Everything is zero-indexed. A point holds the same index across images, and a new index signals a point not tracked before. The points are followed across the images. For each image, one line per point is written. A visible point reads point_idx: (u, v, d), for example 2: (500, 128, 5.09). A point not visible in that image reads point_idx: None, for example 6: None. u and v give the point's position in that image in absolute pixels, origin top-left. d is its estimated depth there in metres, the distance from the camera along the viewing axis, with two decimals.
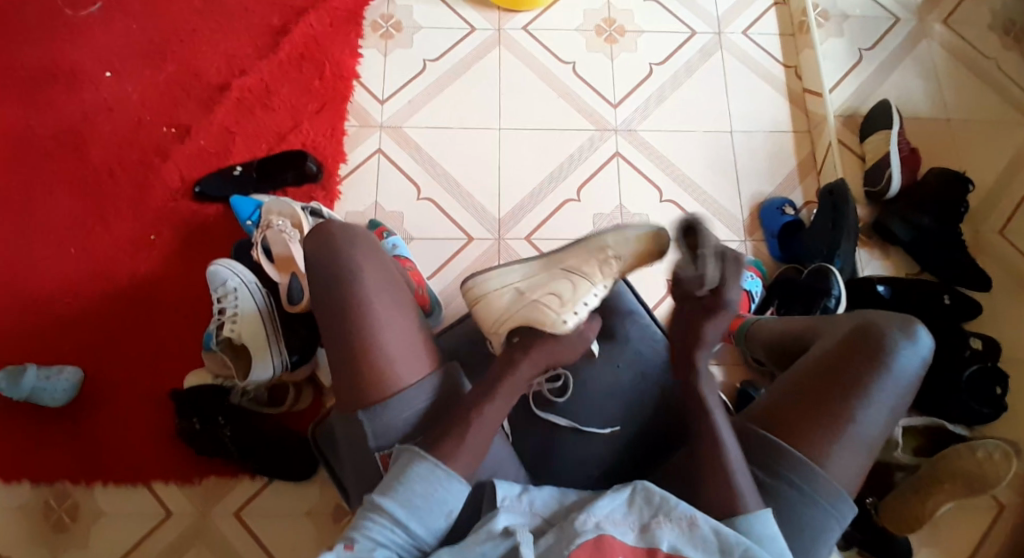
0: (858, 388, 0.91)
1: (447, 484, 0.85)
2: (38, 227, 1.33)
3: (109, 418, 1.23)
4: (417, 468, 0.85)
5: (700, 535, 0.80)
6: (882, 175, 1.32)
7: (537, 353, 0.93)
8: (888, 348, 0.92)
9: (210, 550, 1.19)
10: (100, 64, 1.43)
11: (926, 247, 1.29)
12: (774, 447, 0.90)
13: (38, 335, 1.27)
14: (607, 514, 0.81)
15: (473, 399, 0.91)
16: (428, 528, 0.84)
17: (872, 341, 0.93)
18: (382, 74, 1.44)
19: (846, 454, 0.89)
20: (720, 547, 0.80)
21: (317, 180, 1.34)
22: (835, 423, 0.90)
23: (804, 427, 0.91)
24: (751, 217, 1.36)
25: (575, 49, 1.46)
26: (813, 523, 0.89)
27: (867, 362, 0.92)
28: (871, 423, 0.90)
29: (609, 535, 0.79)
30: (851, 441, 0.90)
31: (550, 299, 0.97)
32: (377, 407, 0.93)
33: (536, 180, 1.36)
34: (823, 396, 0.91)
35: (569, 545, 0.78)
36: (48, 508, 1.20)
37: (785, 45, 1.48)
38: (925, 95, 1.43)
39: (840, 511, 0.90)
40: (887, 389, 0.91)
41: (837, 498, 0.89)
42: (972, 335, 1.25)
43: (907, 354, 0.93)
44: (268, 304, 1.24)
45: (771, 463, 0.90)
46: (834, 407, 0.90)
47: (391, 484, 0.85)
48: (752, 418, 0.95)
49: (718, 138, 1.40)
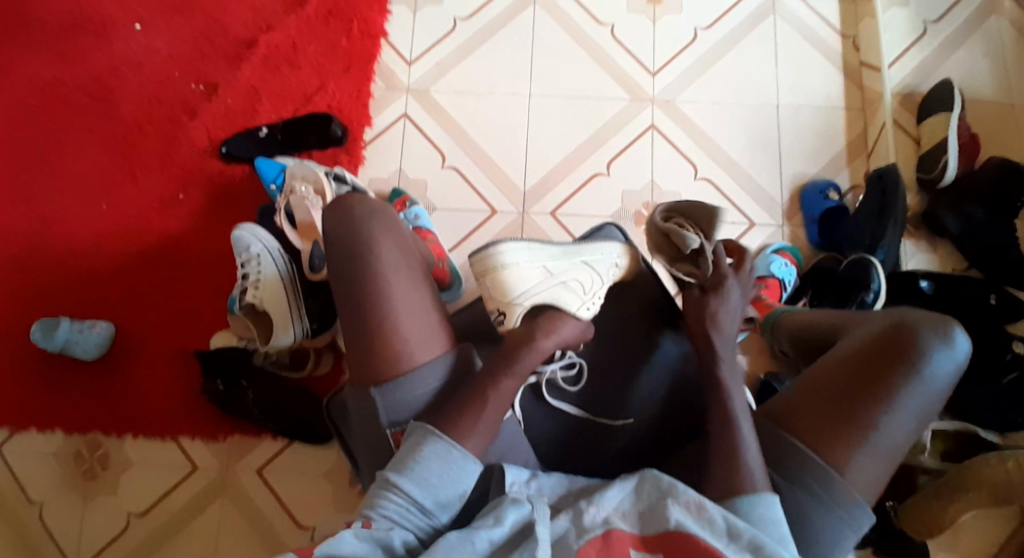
0: (884, 393, 0.85)
1: (461, 463, 0.86)
2: (70, 181, 1.34)
3: (137, 373, 1.27)
4: (433, 446, 0.86)
5: (708, 517, 0.78)
6: (937, 161, 1.23)
7: (518, 370, 0.92)
8: (920, 351, 0.86)
9: (232, 503, 1.23)
10: (129, 17, 1.41)
11: (979, 242, 1.21)
12: (791, 447, 0.86)
13: (71, 289, 1.30)
14: (616, 507, 0.80)
15: (487, 387, 0.91)
16: (441, 507, 0.84)
17: (902, 345, 0.87)
18: (411, 33, 1.38)
19: (867, 462, 0.85)
20: (728, 530, 0.78)
21: (342, 145, 1.32)
22: (857, 428, 0.85)
23: (826, 432, 0.86)
24: (792, 200, 1.29)
25: (615, 11, 1.38)
26: (824, 532, 0.85)
27: (898, 366, 0.86)
28: (897, 430, 0.85)
29: (617, 529, 0.78)
30: (873, 448, 0.85)
31: (572, 283, 1.05)
32: (389, 385, 0.93)
33: (565, 152, 1.31)
34: (849, 401, 0.86)
35: (577, 538, 0.78)
36: (81, 456, 1.25)
37: (844, 11, 1.37)
38: (992, 75, 1.31)
39: (857, 521, 0.85)
40: (916, 395, 0.85)
41: (854, 505, 0.84)
42: (1016, 338, 1.17)
43: (941, 360, 0.87)
44: (291, 271, 1.24)
45: (792, 467, 0.86)
46: (859, 411, 0.85)
47: (406, 463, 0.85)
48: (771, 414, 0.90)
49: (762, 113, 1.32)
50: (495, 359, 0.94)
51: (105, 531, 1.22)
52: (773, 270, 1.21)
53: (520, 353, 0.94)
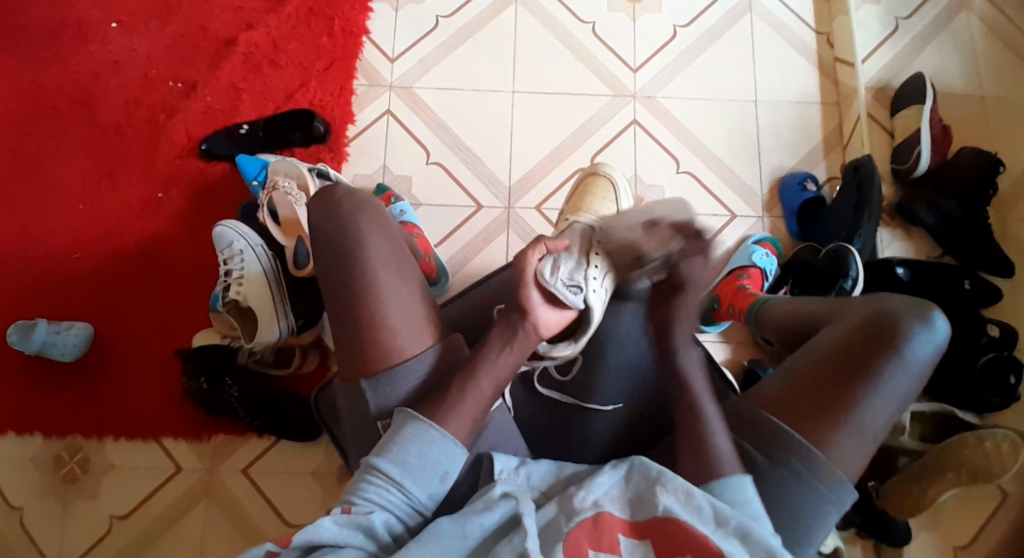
0: (867, 376, 0.84)
1: (441, 445, 0.82)
2: (46, 181, 1.32)
3: (116, 374, 1.25)
4: (411, 428, 0.83)
5: (696, 505, 0.77)
6: (910, 153, 1.27)
7: (518, 347, 0.88)
8: (901, 335, 0.86)
9: (218, 506, 1.21)
10: (107, 15, 1.40)
11: (951, 232, 1.25)
12: (779, 433, 0.84)
13: (47, 291, 1.27)
14: (606, 492, 0.79)
15: (472, 365, 0.87)
16: (426, 491, 0.81)
17: (883, 329, 0.87)
18: (393, 30, 1.39)
19: (852, 444, 0.83)
20: (715, 517, 0.76)
21: (324, 142, 1.32)
22: (843, 412, 0.84)
23: (811, 413, 0.85)
24: (771, 192, 1.31)
25: (596, 9, 1.40)
26: (814, 513, 0.84)
27: (880, 350, 0.85)
28: (881, 413, 0.84)
29: (607, 512, 0.77)
30: (858, 432, 0.84)
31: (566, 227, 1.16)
32: (382, 376, 0.88)
33: (548, 149, 1.32)
34: (834, 385, 0.85)
35: (567, 522, 0.76)
36: (59, 460, 1.22)
37: (819, 10, 1.41)
38: (960, 71, 1.36)
39: (841, 500, 0.84)
40: (899, 378, 0.85)
41: (837, 485, 0.83)
42: (990, 322, 1.21)
43: (921, 344, 0.86)
44: (275, 267, 1.21)
45: (775, 449, 0.84)
46: (844, 395, 0.84)
47: (387, 445, 0.82)
48: (757, 399, 0.89)
49: (741, 108, 1.35)
50: (478, 343, 0.90)
51: (85, 535, 1.19)
52: (755, 260, 1.23)
53: (511, 330, 0.89)
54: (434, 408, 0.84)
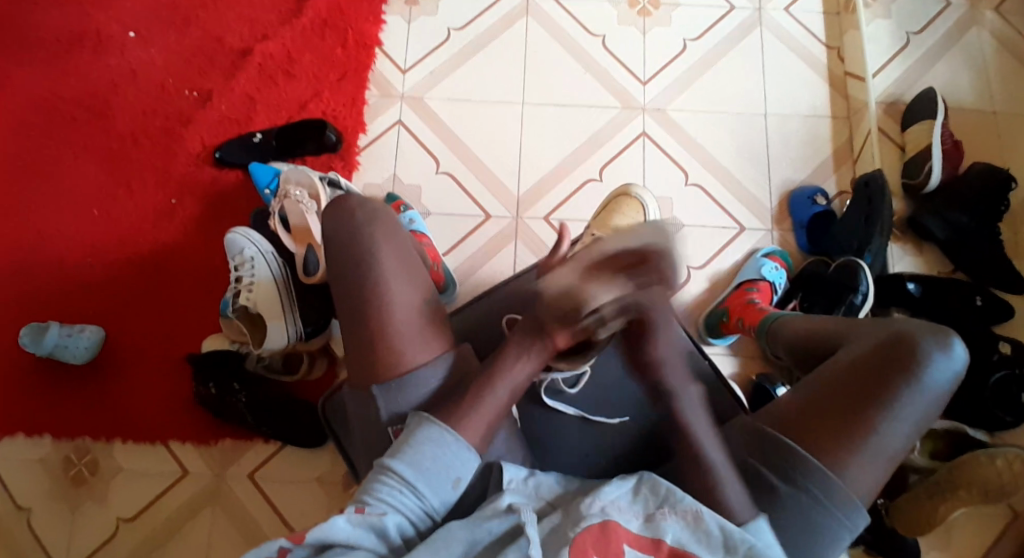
0: (881, 399, 0.84)
1: (456, 449, 0.81)
2: (63, 188, 1.34)
3: (126, 378, 1.26)
4: (426, 430, 0.82)
5: (706, 530, 0.76)
6: (921, 167, 1.26)
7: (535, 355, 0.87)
8: (919, 361, 0.85)
9: (224, 512, 1.21)
10: (126, 27, 1.43)
11: (962, 247, 1.24)
12: (793, 454, 0.84)
13: (61, 296, 1.29)
14: (614, 500, 0.78)
15: (482, 373, 0.86)
16: (438, 496, 0.80)
17: (901, 355, 0.85)
18: (405, 42, 1.41)
19: (866, 468, 0.82)
20: (724, 545, 0.75)
21: (336, 151, 1.34)
22: (858, 436, 0.83)
23: (825, 435, 0.84)
24: (781, 205, 1.31)
25: (606, 22, 1.41)
26: (826, 534, 0.83)
27: (896, 375, 0.84)
28: (896, 438, 0.83)
29: (614, 519, 0.76)
30: (873, 457, 0.83)
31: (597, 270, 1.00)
32: (394, 383, 0.87)
33: (556, 160, 1.33)
34: (849, 408, 0.84)
35: (573, 527, 0.75)
36: (69, 463, 1.23)
37: (829, 25, 1.41)
38: (971, 86, 1.35)
39: (854, 524, 0.83)
40: (916, 403, 0.83)
41: (852, 510, 0.82)
42: (1001, 339, 1.19)
43: (939, 370, 0.85)
44: (285, 274, 1.23)
45: (788, 468, 0.84)
46: (859, 419, 0.83)
47: (400, 447, 0.81)
48: (770, 418, 0.88)
49: (750, 122, 1.35)
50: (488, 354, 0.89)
51: (92, 538, 1.20)
52: (763, 273, 1.22)
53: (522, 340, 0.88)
54: (447, 412, 0.83)
